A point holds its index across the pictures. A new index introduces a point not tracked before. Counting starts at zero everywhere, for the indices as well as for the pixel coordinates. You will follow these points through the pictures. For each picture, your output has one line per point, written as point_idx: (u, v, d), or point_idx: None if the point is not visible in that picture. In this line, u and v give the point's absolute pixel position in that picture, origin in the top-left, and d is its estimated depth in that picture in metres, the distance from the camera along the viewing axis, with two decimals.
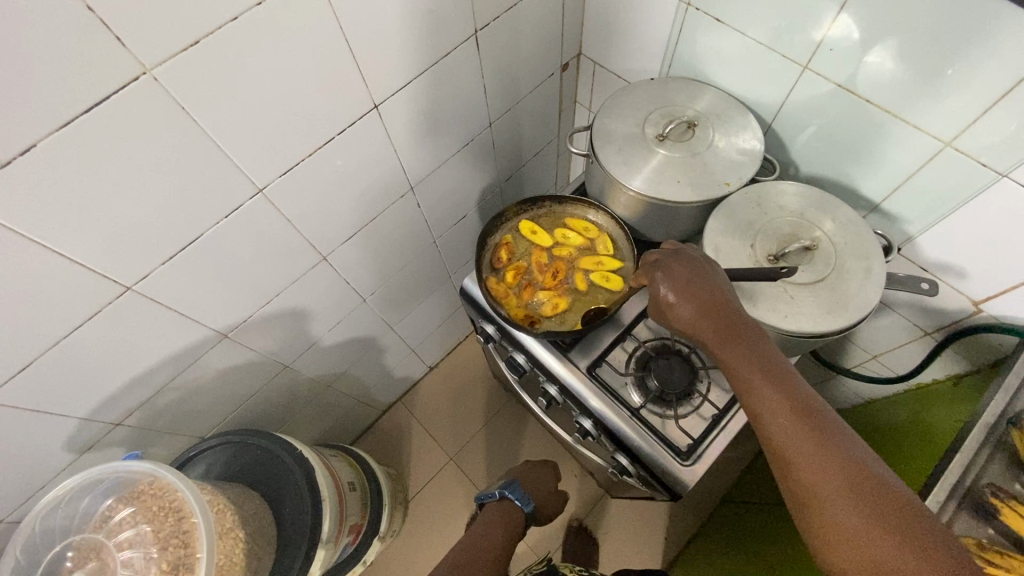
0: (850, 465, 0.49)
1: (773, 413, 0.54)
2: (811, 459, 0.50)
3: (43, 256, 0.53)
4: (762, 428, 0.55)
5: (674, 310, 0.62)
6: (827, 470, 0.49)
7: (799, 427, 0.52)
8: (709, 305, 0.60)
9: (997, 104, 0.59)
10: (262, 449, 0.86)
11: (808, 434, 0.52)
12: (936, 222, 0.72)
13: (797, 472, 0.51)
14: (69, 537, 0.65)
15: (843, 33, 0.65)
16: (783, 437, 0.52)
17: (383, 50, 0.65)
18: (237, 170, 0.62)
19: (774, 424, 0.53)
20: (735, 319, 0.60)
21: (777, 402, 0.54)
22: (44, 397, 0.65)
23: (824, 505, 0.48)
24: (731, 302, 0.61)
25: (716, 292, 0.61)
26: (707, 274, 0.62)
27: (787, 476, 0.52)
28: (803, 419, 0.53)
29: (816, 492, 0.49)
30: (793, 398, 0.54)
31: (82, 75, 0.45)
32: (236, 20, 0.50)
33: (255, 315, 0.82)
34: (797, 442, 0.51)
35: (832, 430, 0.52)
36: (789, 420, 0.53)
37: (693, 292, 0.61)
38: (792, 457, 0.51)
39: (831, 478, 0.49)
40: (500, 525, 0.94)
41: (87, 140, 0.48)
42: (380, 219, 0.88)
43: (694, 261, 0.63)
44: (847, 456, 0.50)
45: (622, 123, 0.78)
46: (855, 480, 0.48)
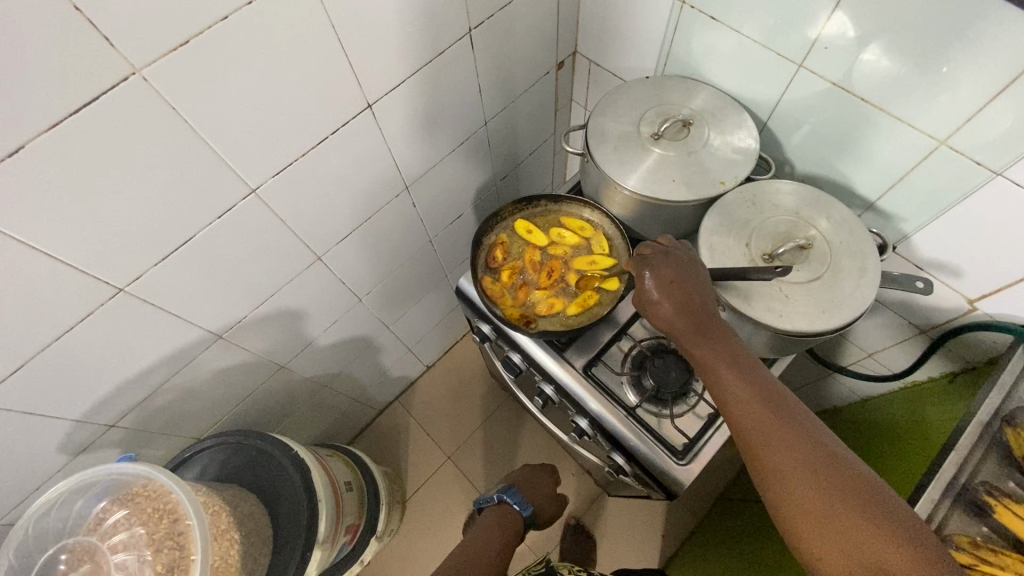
0: (817, 449, 0.49)
1: (743, 403, 0.54)
2: (779, 445, 0.50)
3: (33, 258, 0.53)
4: (733, 419, 0.54)
5: (650, 306, 0.62)
6: (794, 454, 0.49)
7: (768, 415, 0.52)
8: (683, 299, 0.60)
9: (991, 103, 0.59)
10: (258, 449, 0.86)
11: (777, 422, 0.51)
12: (931, 221, 0.72)
13: (767, 457, 0.50)
14: (63, 540, 0.64)
15: (838, 30, 0.65)
16: (752, 426, 0.52)
17: (376, 49, 0.65)
18: (230, 171, 0.62)
19: (743, 414, 0.53)
20: (708, 314, 0.59)
21: (746, 393, 0.54)
22: (37, 399, 0.65)
23: (791, 490, 0.48)
24: (706, 297, 0.60)
25: (691, 285, 0.60)
26: (682, 268, 0.62)
27: (756, 464, 0.51)
28: (772, 407, 0.52)
29: (784, 477, 0.48)
30: (762, 388, 0.54)
31: (70, 76, 0.44)
32: (226, 20, 0.50)
33: (250, 316, 0.81)
34: (765, 429, 0.51)
35: (801, 418, 0.52)
36: (758, 409, 0.53)
37: (669, 287, 0.61)
38: (760, 444, 0.51)
39: (798, 463, 0.48)
40: (500, 526, 0.95)
41: (77, 141, 0.48)
42: (375, 219, 0.88)
43: (668, 256, 0.63)
44: (815, 442, 0.49)
45: (617, 121, 0.78)
46: (822, 464, 0.48)
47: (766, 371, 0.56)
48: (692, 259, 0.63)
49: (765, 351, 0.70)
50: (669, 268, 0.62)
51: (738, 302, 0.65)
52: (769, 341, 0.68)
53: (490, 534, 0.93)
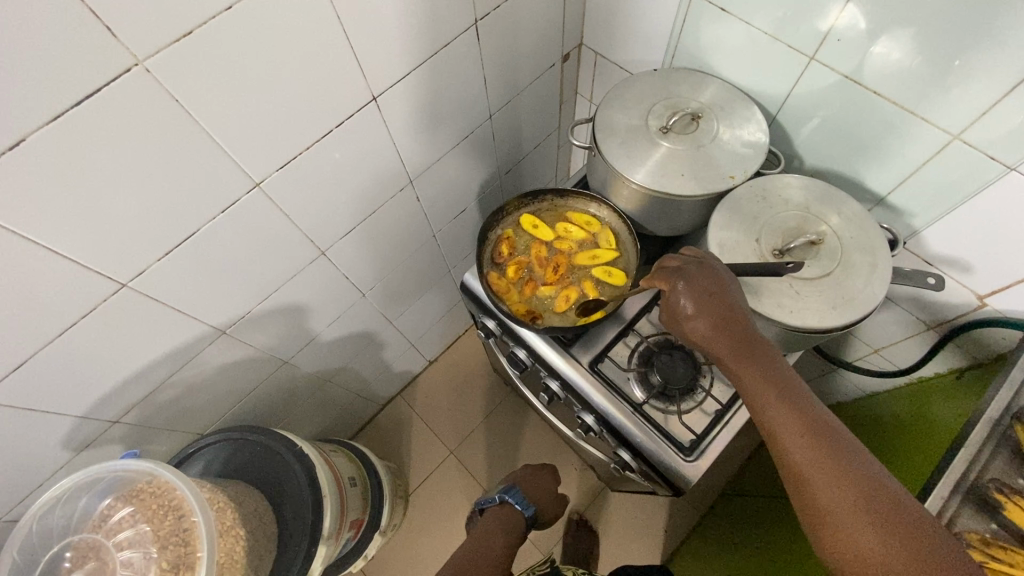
0: (864, 480, 0.49)
1: (786, 428, 0.53)
2: (824, 474, 0.50)
3: (35, 253, 0.52)
4: (775, 445, 0.54)
5: (687, 321, 0.62)
6: (836, 484, 0.49)
7: (810, 440, 0.52)
8: (721, 317, 0.60)
9: (1007, 97, 0.58)
10: (261, 445, 0.86)
11: (818, 447, 0.51)
12: (942, 216, 0.71)
13: (809, 485, 0.50)
14: (67, 538, 0.64)
15: (849, 22, 0.64)
16: (795, 453, 0.52)
17: (381, 41, 0.64)
18: (234, 165, 0.61)
19: (785, 440, 0.53)
20: (748, 332, 0.59)
21: (788, 417, 0.54)
22: (40, 396, 0.64)
23: (837, 522, 0.48)
24: (744, 314, 0.60)
25: (729, 302, 0.60)
26: (726, 285, 0.62)
27: (800, 492, 0.51)
28: (813, 432, 0.52)
29: (828, 508, 0.48)
30: (805, 413, 0.54)
31: (71, 68, 0.43)
32: (230, 9, 0.49)
33: (253, 311, 0.81)
34: (808, 457, 0.51)
35: (845, 445, 0.51)
36: (802, 435, 0.52)
37: (703, 304, 0.60)
38: (801, 470, 0.51)
39: (843, 493, 0.48)
40: (501, 528, 0.95)
41: (78, 134, 0.47)
42: (379, 213, 0.87)
43: (704, 271, 0.63)
44: (862, 472, 0.49)
45: (624, 115, 0.77)
46: (870, 496, 0.47)
47: (809, 394, 0.56)
48: (727, 275, 0.63)
49: (773, 347, 0.70)
50: (705, 285, 0.61)
51: (747, 298, 0.64)
52: (777, 338, 0.67)
53: (493, 536, 0.93)
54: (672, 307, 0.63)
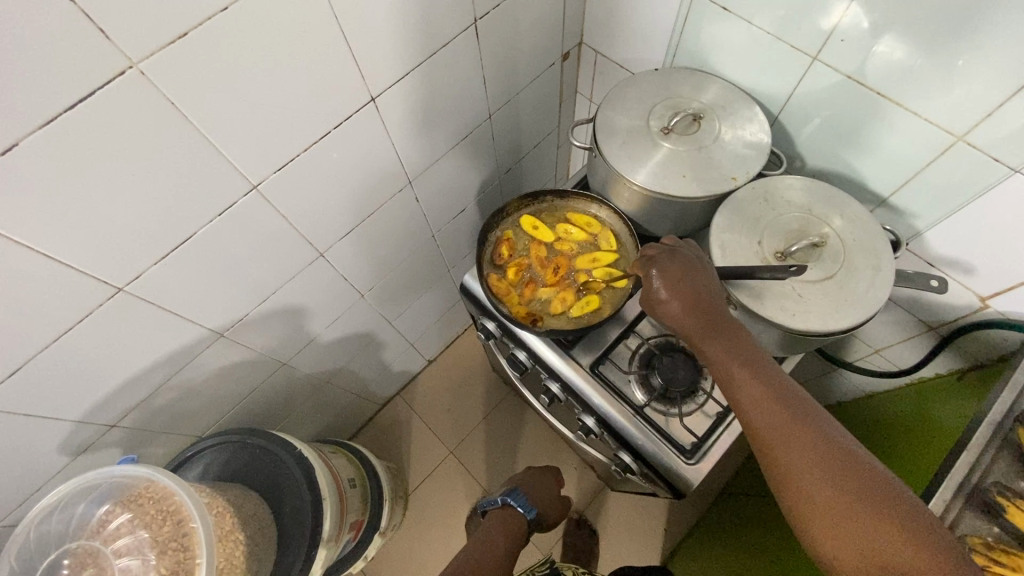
0: (833, 450, 0.49)
1: (754, 403, 0.53)
2: (793, 446, 0.50)
3: (30, 258, 0.51)
4: (745, 419, 0.54)
5: (658, 304, 0.62)
6: (808, 455, 0.49)
7: (780, 414, 0.52)
8: (690, 298, 0.59)
9: (1012, 98, 0.57)
10: (261, 447, 0.85)
11: (789, 420, 0.51)
12: (945, 217, 0.71)
13: (781, 458, 0.50)
14: (66, 544, 0.63)
15: (853, 21, 0.63)
16: (765, 427, 0.52)
17: (379, 42, 0.63)
18: (231, 167, 0.60)
19: (757, 415, 0.53)
20: (716, 310, 0.59)
21: (757, 393, 0.54)
22: (37, 401, 0.64)
23: (806, 492, 0.48)
24: (713, 292, 0.60)
25: (698, 281, 0.60)
26: (690, 264, 0.61)
27: (769, 464, 0.51)
28: (783, 406, 0.52)
29: (800, 479, 0.48)
30: (774, 387, 0.54)
31: (64, 72, 0.43)
32: (226, 11, 0.48)
33: (251, 314, 0.80)
34: (777, 429, 0.51)
35: (814, 416, 0.52)
36: (771, 410, 0.52)
37: (675, 284, 0.60)
38: (773, 443, 0.51)
39: (812, 463, 0.48)
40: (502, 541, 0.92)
41: (73, 138, 0.46)
42: (378, 214, 0.87)
43: (676, 253, 0.62)
44: (832, 442, 0.49)
45: (626, 115, 0.76)
46: (838, 464, 0.48)
47: (777, 370, 0.56)
48: (695, 255, 0.63)
49: (775, 350, 0.70)
50: (675, 266, 0.61)
51: (749, 300, 0.64)
52: (779, 340, 0.67)
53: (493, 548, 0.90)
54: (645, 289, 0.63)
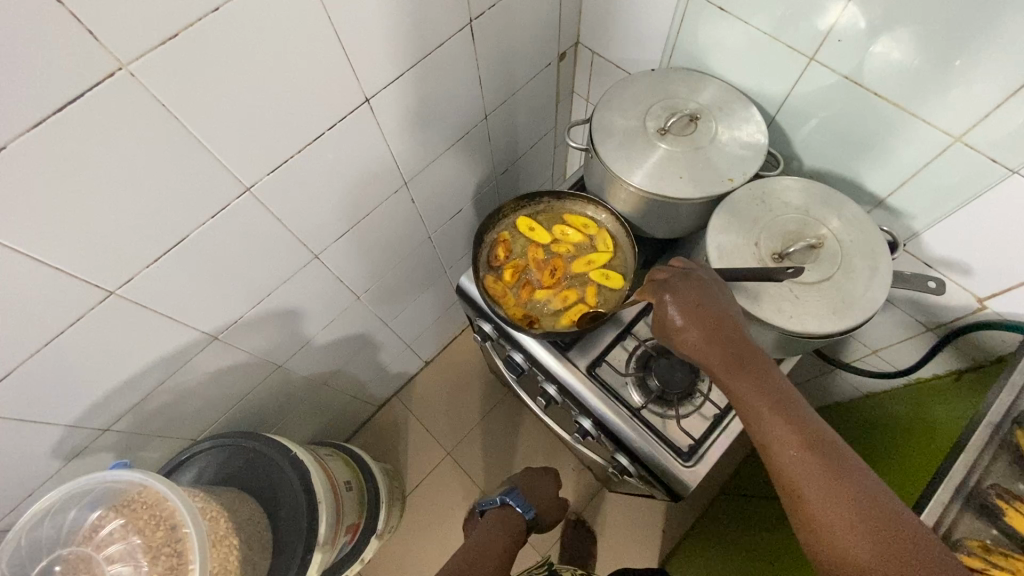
0: (865, 499, 0.47)
1: (781, 445, 0.52)
2: (823, 493, 0.48)
3: (19, 261, 0.51)
4: (773, 463, 0.53)
5: (678, 332, 0.60)
6: (840, 505, 0.47)
7: (810, 459, 0.50)
8: (711, 328, 0.58)
9: (1010, 99, 0.57)
10: (256, 451, 0.84)
11: (819, 465, 0.50)
12: (942, 218, 0.70)
13: (810, 506, 0.49)
14: (57, 551, 0.63)
15: (850, 22, 0.63)
16: (793, 470, 0.51)
17: (373, 43, 0.62)
18: (224, 170, 0.60)
19: (784, 458, 0.51)
20: (740, 343, 0.58)
21: (787, 434, 0.52)
22: (29, 405, 0.63)
23: (838, 542, 0.46)
24: (736, 325, 0.59)
25: (720, 313, 0.59)
26: (711, 295, 0.60)
27: (798, 511, 0.50)
28: (813, 450, 0.51)
29: (832, 531, 0.47)
30: (802, 428, 0.53)
31: (50, 74, 0.42)
32: (217, 11, 0.47)
33: (246, 316, 0.80)
34: (808, 476, 0.50)
35: (844, 460, 0.50)
36: (799, 452, 0.51)
37: (696, 315, 0.59)
38: (802, 490, 0.50)
39: (843, 512, 0.47)
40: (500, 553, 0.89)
41: (62, 141, 0.46)
42: (373, 216, 0.86)
43: (699, 280, 0.61)
44: (864, 491, 0.48)
45: (622, 116, 0.76)
46: (872, 515, 0.46)
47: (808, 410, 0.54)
48: (718, 285, 0.61)
49: (772, 351, 0.69)
50: (697, 297, 0.60)
51: (747, 303, 0.64)
52: (776, 342, 0.67)
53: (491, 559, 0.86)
54: (665, 320, 0.61)
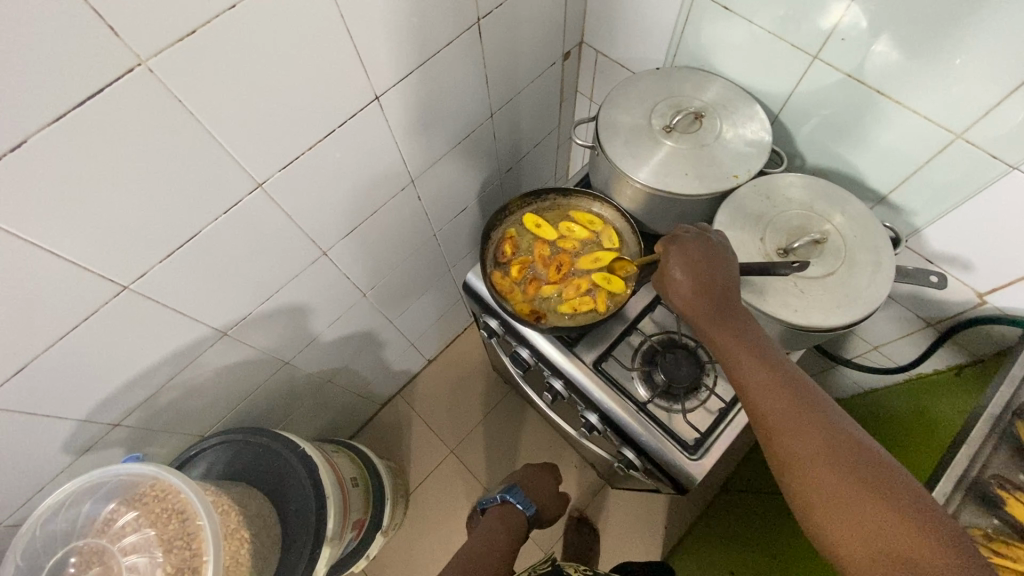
0: (833, 433, 0.50)
1: (760, 389, 0.55)
2: (797, 431, 0.51)
3: (36, 255, 0.51)
4: (752, 406, 0.56)
5: (673, 283, 0.63)
6: (810, 439, 0.50)
7: (786, 400, 0.53)
8: (705, 281, 0.61)
9: (1011, 96, 0.58)
10: (263, 446, 0.85)
11: (793, 405, 0.53)
12: (943, 214, 0.71)
13: (783, 441, 0.52)
14: (72, 543, 0.63)
15: (852, 21, 0.64)
16: (769, 410, 0.54)
17: (384, 40, 0.63)
18: (237, 166, 0.60)
19: (763, 400, 0.55)
20: (729, 298, 0.61)
21: (766, 379, 0.55)
22: (42, 399, 0.64)
23: (805, 471, 0.49)
24: (731, 281, 0.61)
25: (718, 268, 0.61)
26: (714, 251, 0.62)
27: (771, 448, 0.53)
28: (790, 393, 0.54)
29: (801, 460, 0.50)
30: (781, 374, 0.56)
31: (70, 69, 0.43)
32: (233, 8, 0.48)
33: (254, 313, 0.80)
34: (781, 415, 0.53)
35: (819, 404, 0.53)
36: (775, 395, 0.54)
37: (693, 268, 0.62)
38: (777, 427, 0.53)
39: (814, 448, 0.50)
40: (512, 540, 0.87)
41: (82, 135, 0.46)
42: (380, 213, 0.87)
43: (702, 237, 0.63)
44: (834, 427, 0.51)
45: (627, 114, 0.76)
46: (839, 447, 0.49)
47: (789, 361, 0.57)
48: (723, 245, 0.64)
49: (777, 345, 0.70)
50: (698, 253, 0.62)
51: (752, 297, 0.65)
52: (781, 336, 0.68)
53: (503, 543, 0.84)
54: (663, 275, 0.64)
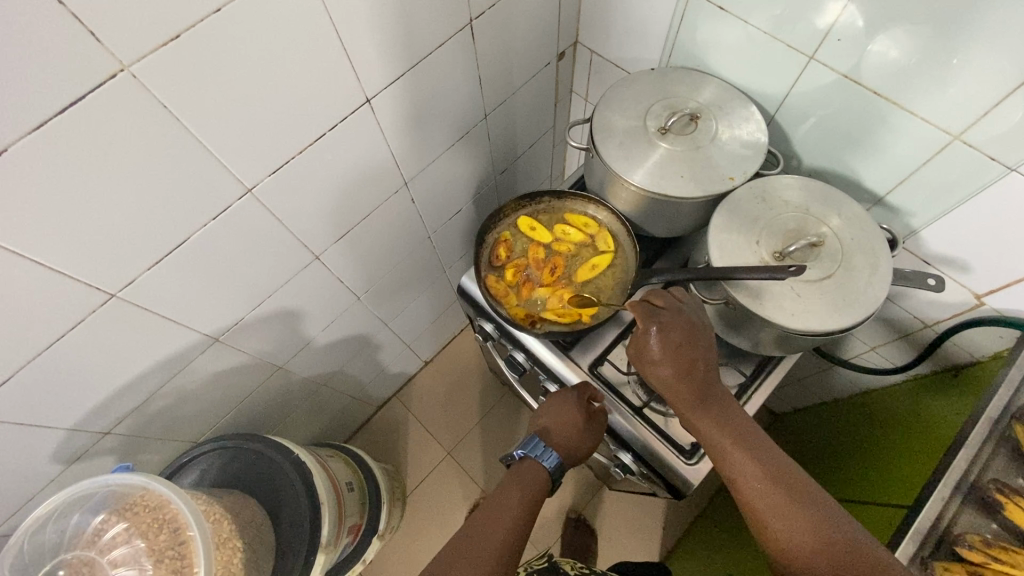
0: (826, 525, 0.52)
1: (749, 478, 0.58)
2: (788, 522, 0.54)
3: (19, 266, 0.50)
4: (742, 495, 0.58)
5: (652, 366, 0.63)
6: (802, 531, 0.53)
7: (773, 489, 0.56)
8: (686, 365, 0.61)
9: (1010, 96, 0.57)
10: (257, 452, 0.84)
11: (781, 495, 0.55)
12: (940, 216, 0.71)
13: (775, 534, 0.54)
14: (61, 555, 0.63)
15: (848, 20, 0.63)
16: (758, 501, 0.56)
17: (374, 43, 0.62)
18: (225, 171, 0.60)
19: (752, 491, 0.57)
20: (708, 379, 0.62)
21: (752, 468, 0.58)
22: (30, 409, 0.63)
23: (806, 568, 0.51)
24: (708, 363, 0.62)
25: (694, 351, 0.61)
26: (693, 330, 0.62)
27: (767, 541, 0.55)
28: (776, 480, 0.56)
29: (796, 552, 0.52)
30: (767, 461, 0.58)
31: (50, 77, 0.42)
32: (219, 12, 0.47)
33: (246, 318, 0.79)
34: (772, 505, 0.55)
35: (807, 490, 0.55)
36: (763, 484, 0.57)
37: (672, 352, 0.61)
38: (769, 519, 0.55)
39: (807, 541, 0.52)
40: (572, 442, 0.73)
41: (64, 142, 0.46)
42: (373, 216, 0.86)
43: (683, 317, 0.63)
44: (820, 512, 0.53)
45: (622, 116, 0.76)
46: (830, 537, 0.51)
47: (773, 446, 0.60)
48: (701, 323, 0.63)
49: (774, 348, 0.69)
50: (678, 335, 0.61)
51: (748, 301, 0.64)
52: (778, 340, 0.67)
53: (555, 447, 0.73)
54: (640, 355, 0.64)
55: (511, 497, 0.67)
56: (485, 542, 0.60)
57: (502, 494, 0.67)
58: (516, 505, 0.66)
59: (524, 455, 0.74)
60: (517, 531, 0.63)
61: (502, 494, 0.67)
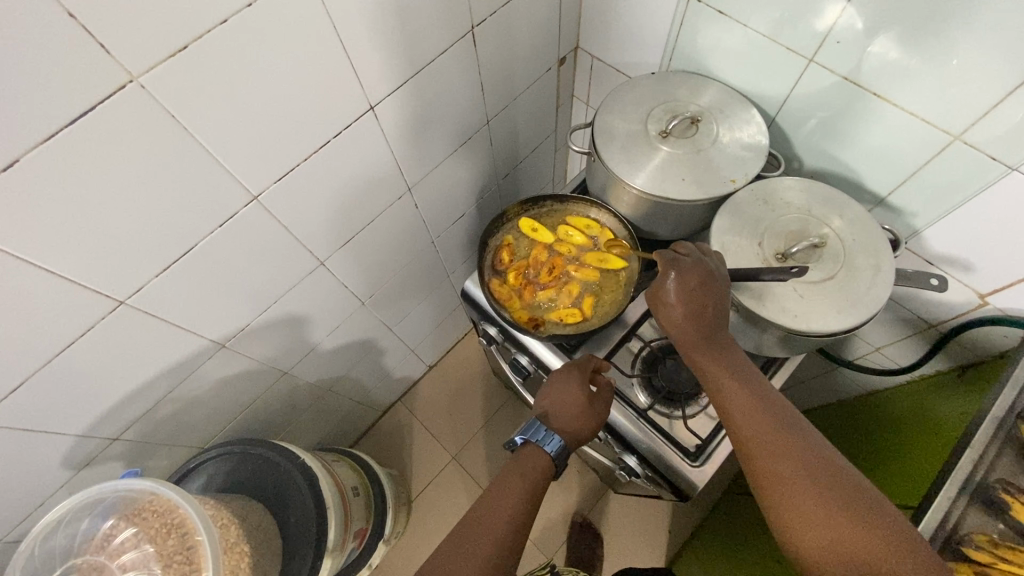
0: (812, 456, 0.52)
1: (742, 410, 0.58)
2: (775, 450, 0.54)
3: (31, 274, 0.51)
4: (733, 425, 0.58)
5: (664, 305, 0.64)
6: (786, 459, 0.53)
7: (764, 421, 0.56)
8: (698, 308, 0.61)
9: (1010, 96, 0.57)
10: (264, 458, 0.85)
11: (771, 426, 0.56)
12: (942, 217, 0.71)
13: (760, 457, 0.54)
14: (71, 560, 0.64)
15: (847, 23, 0.64)
16: (750, 431, 0.56)
17: (377, 50, 0.63)
18: (232, 179, 0.60)
19: (743, 422, 0.57)
20: (718, 326, 0.62)
21: (746, 402, 0.58)
22: (39, 416, 0.64)
23: (784, 490, 0.51)
24: (720, 310, 0.62)
25: (710, 296, 0.61)
26: (713, 276, 0.62)
27: (751, 467, 0.55)
28: (767, 415, 0.57)
29: (777, 475, 0.52)
30: (763, 398, 0.58)
31: (59, 87, 0.42)
32: (225, 23, 0.48)
33: (253, 323, 0.80)
34: (761, 434, 0.55)
35: (799, 428, 0.56)
36: (755, 416, 0.57)
37: (686, 291, 0.61)
38: (756, 446, 0.55)
39: (790, 467, 0.52)
40: (573, 425, 0.71)
41: (74, 152, 0.46)
42: (377, 222, 0.86)
43: (704, 264, 0.62)
44: (808, 446, 0.54)
45: (623, 120, 0.76)
46: (813, 467, 0.51)
47: (772, 391, 0.60)
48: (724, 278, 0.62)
49: (778, 350, 0.70)
50: (697, 276, 0.61)
51: (752, 303, 0.64)
52: (782, 342, 0.67)
53: (558, 431, 0.72)
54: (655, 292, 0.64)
55: (506, 489, 0.66)
56: (483, 529, 0.60)
57: (501, 483, 0.66)
58: (513, 500, 0.64)
59: (526, 441, 0.72)
60: (515, 523, 0.62)
61: (502, 484, 0.67)
